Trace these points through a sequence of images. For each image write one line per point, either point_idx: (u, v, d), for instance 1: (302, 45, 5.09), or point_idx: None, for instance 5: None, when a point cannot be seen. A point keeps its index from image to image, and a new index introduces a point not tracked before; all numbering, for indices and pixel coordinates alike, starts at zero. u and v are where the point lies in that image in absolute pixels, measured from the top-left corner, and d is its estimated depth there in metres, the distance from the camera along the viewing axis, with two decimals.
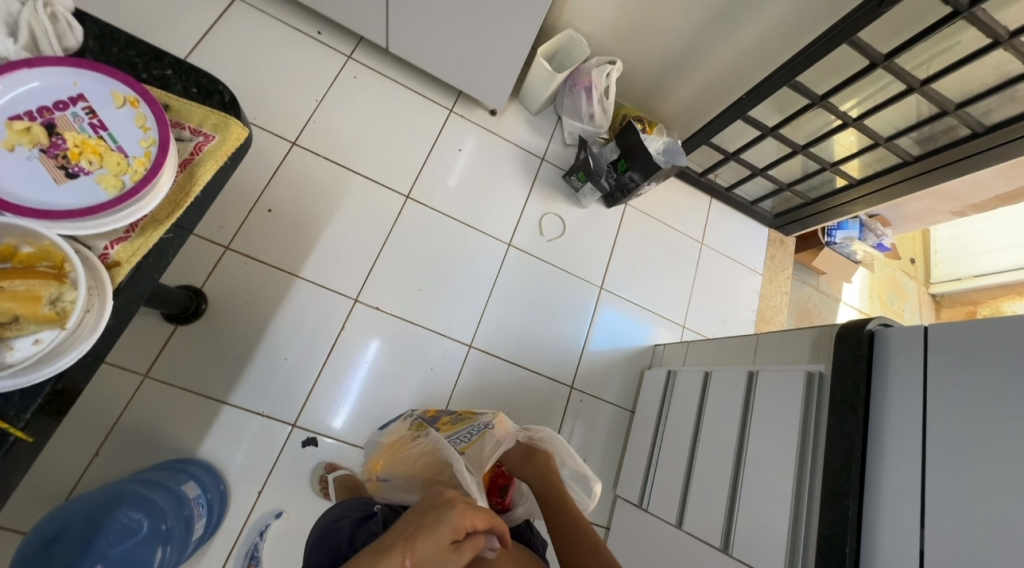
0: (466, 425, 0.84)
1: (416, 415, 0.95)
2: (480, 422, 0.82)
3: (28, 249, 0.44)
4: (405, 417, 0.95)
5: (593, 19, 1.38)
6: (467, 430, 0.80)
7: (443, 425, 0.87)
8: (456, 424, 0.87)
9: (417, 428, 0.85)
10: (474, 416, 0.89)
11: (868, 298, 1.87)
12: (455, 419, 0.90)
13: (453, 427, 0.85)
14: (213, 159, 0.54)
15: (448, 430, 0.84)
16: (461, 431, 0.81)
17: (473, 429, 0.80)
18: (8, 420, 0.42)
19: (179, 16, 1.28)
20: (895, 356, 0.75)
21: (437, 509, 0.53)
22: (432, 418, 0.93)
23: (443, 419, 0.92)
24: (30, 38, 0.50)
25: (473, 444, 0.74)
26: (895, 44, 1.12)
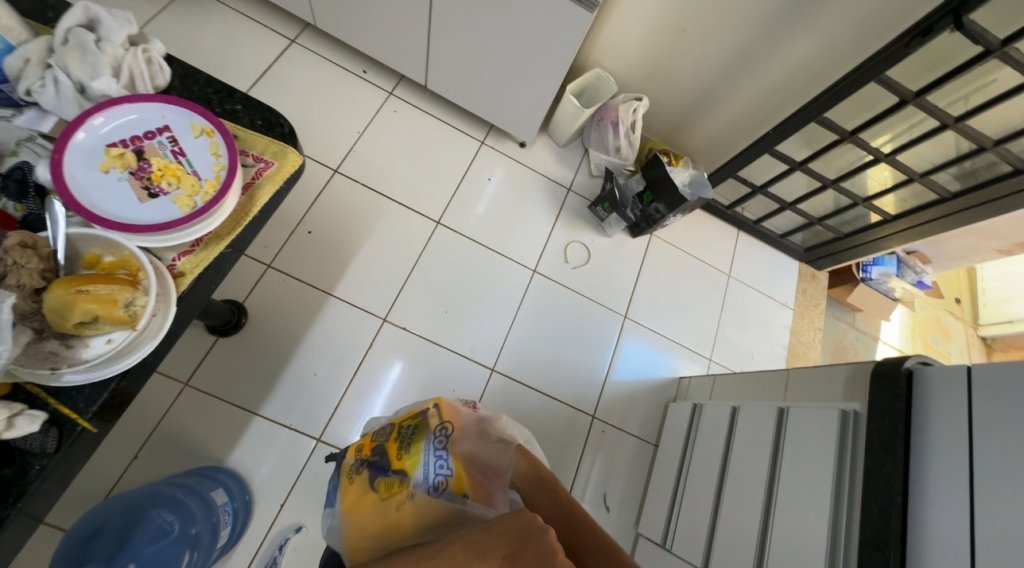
0: (426, 442, 0.65)
1: (353, 462, 0.69)
2: (439, 431, 0.65)
3: (110, 258, 0.50)
4: (346, 468, 0.70)
5: (621, 59, 1.45)
6: (433, 452, 0.64)
7: (399, 459, 0.65)
8: (414, 447, 0.65)
9: (390, 486, 0.63)
10: (420, 419, 0.68)
11: (909, 338, 1.79)
12: (402, 435, 0.68)
13: (417, 452, 0.64)
14: (271, 183, 0.60)
15: (414, 464, 0.64)
16: (427, 454, 0.64)
17: (443, 444, 0.64)
18: (78, 411, 0.48)
19: (242, 57, 1.42)
20: (935, 395, 0.72)
21: (535, 547, 0.45)
22: (380, 451, 0.68)
23: (392, 445, 0.67)
24: (128, 76, 0.58)
25: (462, 469, 0.62)
26: (926, 82, 1.13)
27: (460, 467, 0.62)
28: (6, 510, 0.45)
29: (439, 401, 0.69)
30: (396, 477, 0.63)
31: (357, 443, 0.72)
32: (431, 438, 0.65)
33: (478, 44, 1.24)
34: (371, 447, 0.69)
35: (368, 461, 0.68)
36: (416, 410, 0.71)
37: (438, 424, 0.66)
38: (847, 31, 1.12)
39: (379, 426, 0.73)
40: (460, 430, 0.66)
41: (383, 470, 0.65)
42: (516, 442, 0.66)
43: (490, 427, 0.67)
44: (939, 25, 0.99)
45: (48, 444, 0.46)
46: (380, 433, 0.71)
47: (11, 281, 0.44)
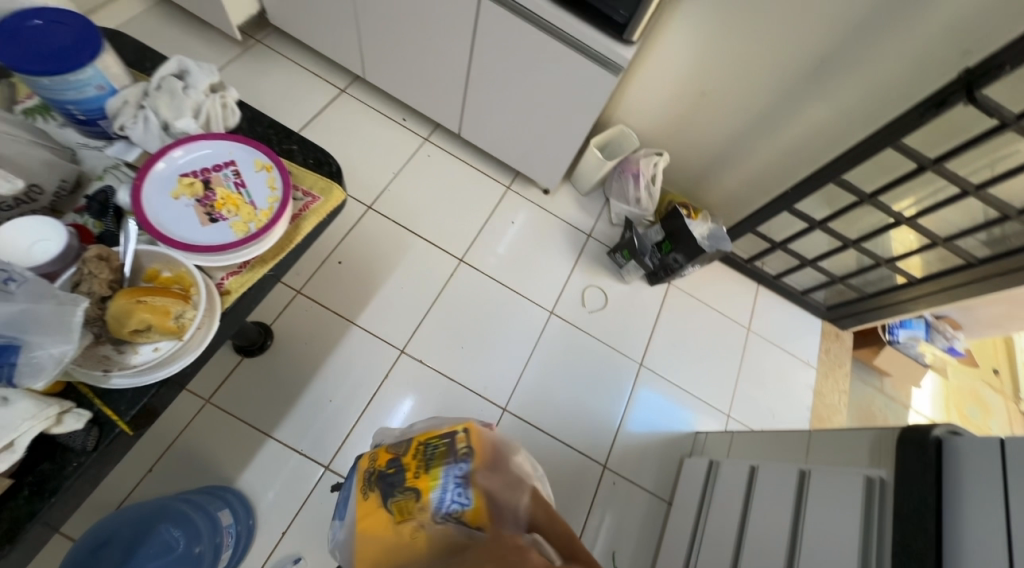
0: (446, 468, 0.64)
1: (367, 473, 0.68)
2: (460, 459, 0.64)
3: (168, 274, 0.55)
4: (359, 478, 0.68)
5: (643, 117, 1.54)
6: (454, 477, 0.63)
7: (417, 480, 0.63)
8: (433, 469, 0.64)
9: (405, 508, 0.62)
10: (442, 440, 0.66)
11: (943, 407, 1.70)
12: (421, 453, 0.66)
13: (437, 475, 0.63)
14: (316, 215, 0.66)
15: (431, 487, 0.63)
16: (445, 479, 0.63)
17: (464, 472, 0.63)
18: (119, 412, 0.51)
19: (296, 102, 1.57)
20: (966, 462, 0.69)
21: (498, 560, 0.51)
22: (397, 466, 0.66)
23: (410, 463, 0.65)
24: (206, 117, 0.66)
25: (479, 500, 0.62)
26: (944, 150, 1.16)
27: (478, 497, 0.62)
28: (40, 504, 0.47)
29: (465, 426, 0.68)
30: (411, 499, 0.63)
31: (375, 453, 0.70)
32: (450, 466, 0.64)
33: (511, 98, 1.35)
34: (388, 460, 0.67)
35: (382, 477, 0.66)
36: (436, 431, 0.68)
37: (461, 450, 0.65)
38: (863, 100, 1.18)
39: (398, 439, 0.71)
40: (483, 461, 0.65)
41: (397, 488, 0.64)
42: (531, 484, 0.66)
43: (509, 462, 0.66)
44: (953, 97, 1.04)
45: (89, 442, 0.49)
46: (397, 446, 0.69)
47: (84, 288, 0.50)
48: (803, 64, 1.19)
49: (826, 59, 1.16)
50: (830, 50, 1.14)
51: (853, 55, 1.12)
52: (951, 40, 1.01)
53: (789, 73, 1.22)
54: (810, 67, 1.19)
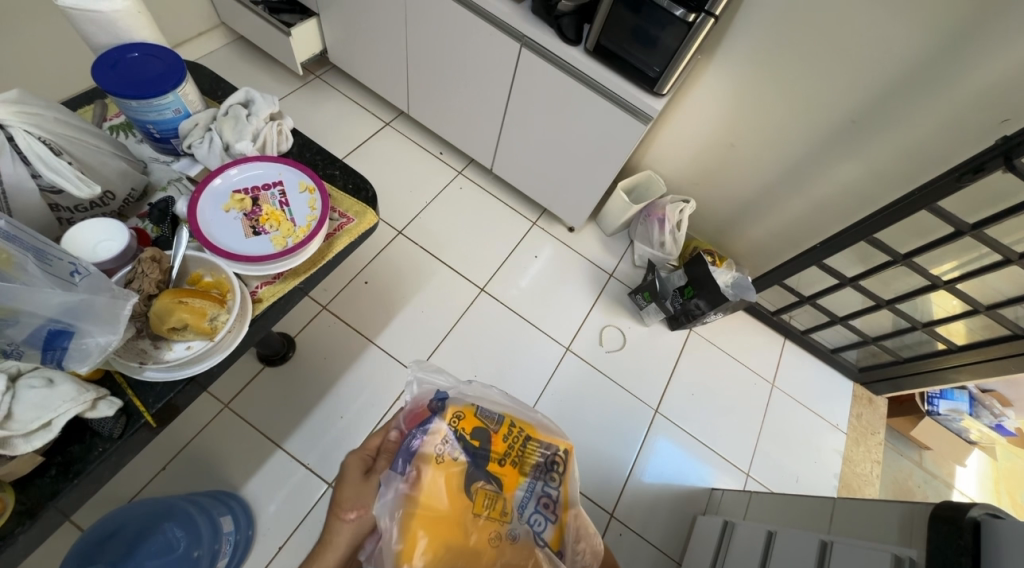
0: (535, 477, 0.62)
1: (448, 437, 0.60)
2: (552, 478, 0.63)
3: (209, 278, 0.60)
4: (437, 436, 0.60)
5: (671, 165, 1.57)
6: (540, 490, 0.62)
7: (505, 474, 0.60)
8: (522, 473, 0.62)
9: (486, 500, 0.58)
10: (538, 446, 0.64)
11: (991, 491, 1.56)
12: (515, 446, 0.62)
13: (526, 481, 0.61)
14: (348, 235, 0.70)
15: (517, 489, 0.61)
16: (532, 487, 0.61)
17: (552, 493, 0.62)
18: (146, 404, 0.55)
19: (345, 132, 1.69)
20: (1001, 548, 0.61)
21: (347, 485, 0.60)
22: (489, 448, 0.61)
23: (503, 451, 0.62)
24: (263, 141, 0.73)
25: (559, 526, 0.62)
26: (982, 216, 1.13)
27: (561, 523, 0.62)
28: (63, 484, 0.50)
29: (557, 439, 0.66)
30: (495, 491, 0.59)
31: (462, 411, 0.63)
32: (540, 480, 0.62)
33: (543, 139, 1.41)
34: (476, 430, 0.61)
35: (466, 449, 0.60)
36: (532, 430, 0.65)
37: (555, 468, 0.64)
38: (897, 161, 1.17)
39: (487, 409, 0.65)
40: (569, 487, 0.65)
41: (482, 471, 0.59)
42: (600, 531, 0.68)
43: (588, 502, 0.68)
44: (990, 164, 1.00)
45: (115, 430, 0.53)
46: (487, 421, 0.63)
47: (135, 286, 0.54)
48: (834, 124, 1.21)
49: (858, 120, 1.17)
50: (862, 112, 1.15)
51: (887, 118, 1.13)
52: (988, 109, 1.01)
53: (821, 132, 1.24)
54: (841, 127, 1.20)
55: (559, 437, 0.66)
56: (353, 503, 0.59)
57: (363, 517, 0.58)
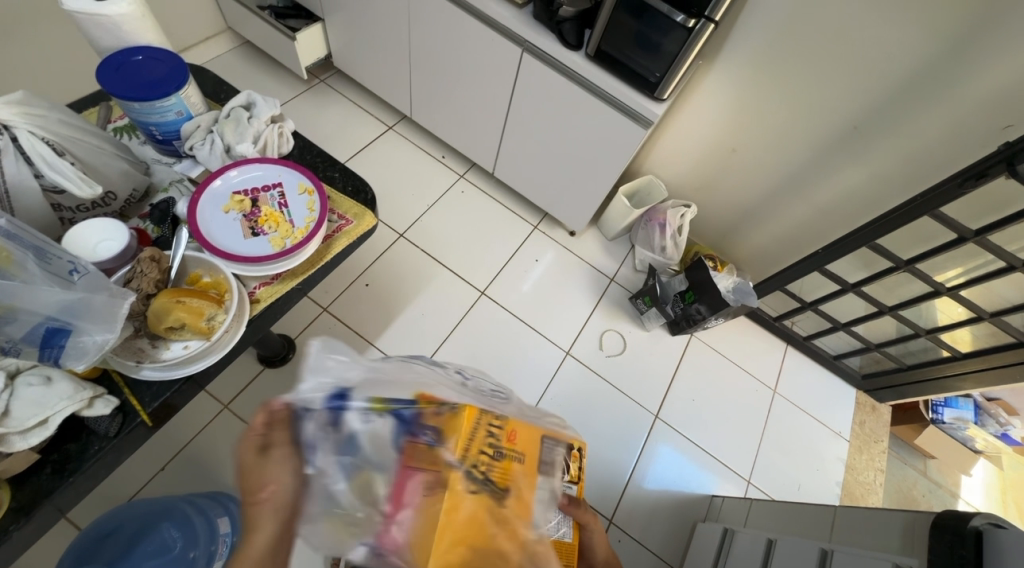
0: (479, 437, 0.49)
1: (393, 422, 0.47)
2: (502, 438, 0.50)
3: (207, 278, 0.61)
4: (383, 425, 0.47)
5: (673, 170, 1.57)
6: (488, 450, 0.49)
7: (443, 438, 0.47)
8: (460, 435, 0.48)
9: (422, 464, 0.47)
10: (477, 408, 0.50)
11: (997, 501, 1.54)
12: (519, 437, 0.51)
13: (502, 457, 0.49)
14: (347, 237, 0.70)
15: (458, 452, 0.47)
16: (480, 450, 0.48)
17: (506, 456, 0.49)
18: (142, 403, 0.55)
19: (348, 136, 1.70)
20: (1003, 558, 0.60)
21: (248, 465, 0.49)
22: (487, 442, 0.49)
23: (484, 437, 0.49)
24: (263, 143, 0.73)
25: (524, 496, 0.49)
26: (986, 222, 1.13)
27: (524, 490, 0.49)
28: (59, 482, 0.50)
29: (550, 425, 0.58)
30: (431, 457, 0.47)
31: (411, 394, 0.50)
32: (557, 475, 0.53)
33: (544, 142, 1.42)
34: (394, 397, 0.49)
35: (432, 438, 0.48)
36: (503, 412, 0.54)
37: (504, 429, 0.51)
38: (899, 167, 1.17)
39: (442, 388, 0.53)
40: (527, 446, 0.51)
41: (410, 438, 0.47)
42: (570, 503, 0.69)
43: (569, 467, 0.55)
44: (993, 170, 0.99)
45: (111, 427, 0.53)
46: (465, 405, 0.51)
47: (134, 285, 0.55)
48: (836, 129, 1.21)
49: (860, 126, 1.17)
50: (864, 117, 1.15)
51: (889, 124, 1.13)
52: (990, 115, 1.01)
53: (823, 137, 1.24)
54: (843, 133, 1.20)
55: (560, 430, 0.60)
56: (259, 481, 0.48)
57: (281, 489, 0.48)
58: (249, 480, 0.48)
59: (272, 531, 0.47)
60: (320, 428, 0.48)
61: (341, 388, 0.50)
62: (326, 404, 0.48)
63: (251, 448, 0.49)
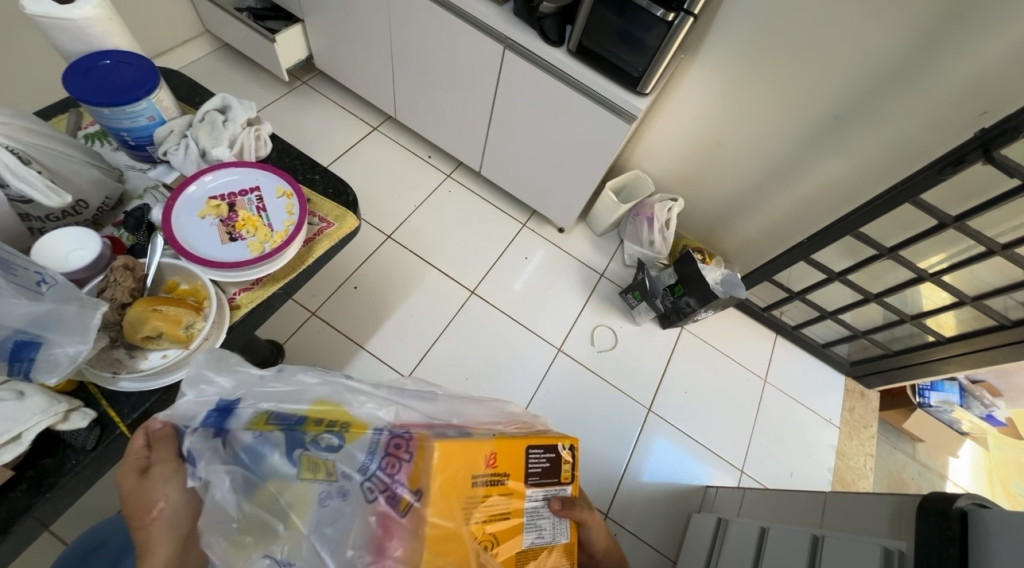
0: (369, 445, 0.49)
1: (287, 433, 0.49)
2: (402, 444, 0.50)
3: (185, 286, 0.60)
4: (275, 438, 0.49)
5: (659, 164, 1.58)
6: (385, 459, 0.49)
7: (335, 451, 0.49)
8: (349, 446, 0.49)
9: (315, 476, 0.48)
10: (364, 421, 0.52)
11: (984, 481, 1.56)
12: (505, 461, 0.53)
13: (413, 467, 0.49)
14: (328, 240, 0.70)
15: (351, 462, 0.49)
16: (378, 459, 0.49)
17: (407, 462, 0.49)
18: (121, 414, 0.54)
19: (332, 137, 1.68)
20: (990, 539, 0.60)
21: (132, 489, 0.48)
22: (475, 478, 0.51)
23: (405, 446, 0.49)
24: (240, 147, 0.72)
25: (436, 498, 0.49)
26: (965, 208, 1.14)
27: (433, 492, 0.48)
28: (35, 499, 0.49)
29: (531, 431, 0.58)
30: (324, 468, 0.48)
31: (314, 404, 0.53)
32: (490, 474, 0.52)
33: (529, 140, 1.41)
34: (279, 416, 0.51)
35: (331, 445, 0.49)
36: (444, 424, 0.55)
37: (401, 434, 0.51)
38: (880, 155, 1.18)
39: (349, 395, 0.54)
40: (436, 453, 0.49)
41: (300, 452, 0.48)
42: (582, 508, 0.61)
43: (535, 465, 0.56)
44: (970, 156, 1.02)
45: (89, 441, 0.52)
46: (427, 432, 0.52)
47: (107, 295, 0.54)
48: (817, 120, 1.22)
49: (840, 116, 1.18)
50: (845, 107, 1.16)
51: (869, 113, 1.14)
52: (966, 102, 1.02)
53: (804, 128, 1.25)
54: (824, 123, 1.21)
55: (552, 434, 0.58)
56: (146, 502, 0.47)
57: (174, 504, 0.47)
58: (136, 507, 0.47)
59: (168, 550, 0.46)
60: (203, 441, 0.49)
61: (227, 400, 0.51)
62: (208, 419, 0.50)
63: (130, 471, 0.48)
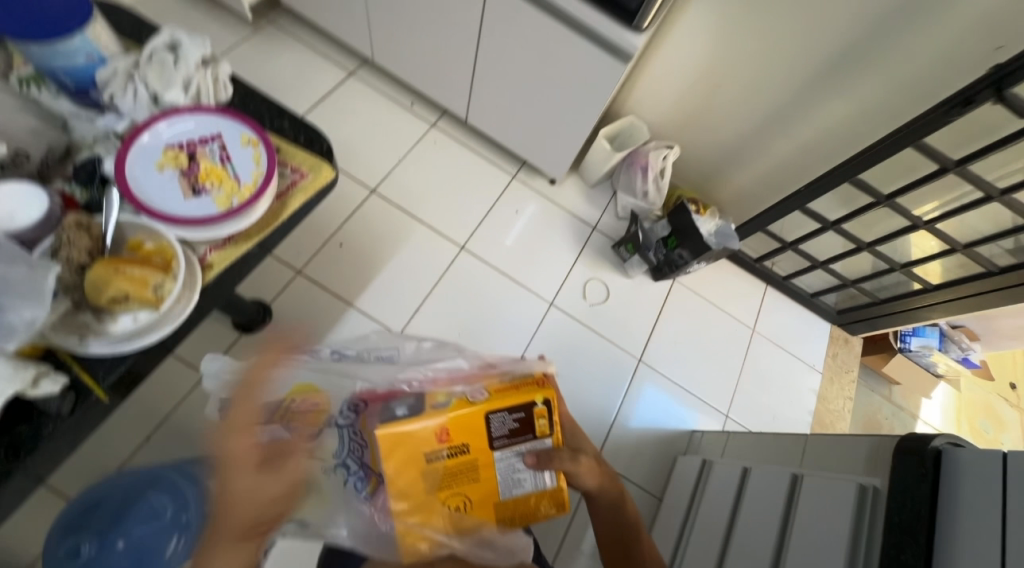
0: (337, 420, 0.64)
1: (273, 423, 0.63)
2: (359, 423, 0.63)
3: (150, 245, 0.56)
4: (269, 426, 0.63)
5: (655, 109, 1.49)
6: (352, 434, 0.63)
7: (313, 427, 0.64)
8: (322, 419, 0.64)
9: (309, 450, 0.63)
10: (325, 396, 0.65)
11: (954, 419, 1.65)
12: (459, 434, 0.60)
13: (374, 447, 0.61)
14: (303, 193, 0.65)
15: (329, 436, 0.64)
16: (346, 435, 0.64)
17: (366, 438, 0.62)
18: (96, 379, 0.52)
19: (306, 83, 1.56)
20: (965, 477, 0.62)
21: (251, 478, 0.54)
22: (427, 452, 0.60)
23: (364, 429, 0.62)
24: (195, 90, 0.65)
25: (399, 470, 0.60)
26: (968, 151, 1.11)
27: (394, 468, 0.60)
28: (13, 465, 0.48)
29: (496, 392, 0.61)
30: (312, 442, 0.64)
31: (292, 388, 0.65)
32: (447, 451, 0.60)
33: (517, 82, 1.32)
34: (265, 407, 0.64)
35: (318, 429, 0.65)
36: (401, 394, 0.63)
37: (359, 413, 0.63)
38: (886, 97, 1.12)
39: (317, 377, 0.66)
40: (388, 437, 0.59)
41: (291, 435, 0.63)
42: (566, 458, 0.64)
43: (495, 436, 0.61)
44: (979, 96, 1.00)
45: (64, 407, 0.50)
46: (380, 414, 0.61)
47: (63, 255, 0.51)
48: (824, 58, 1.14)
49: (848, 53, 1.11)
50: (854, 43, 1.09)
51: (878, 50, 1.07)
52: (984, 34, 0.95)
53: (808, 68, 1.18)
54: (830, 61, 1.14)
55: (517, 395, 0.61)
56: (267, 488, 0.55)
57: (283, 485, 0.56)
58: (264, 495, 0.54)
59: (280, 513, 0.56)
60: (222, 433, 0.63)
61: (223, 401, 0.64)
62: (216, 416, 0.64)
63: (243, 462, 0.54)
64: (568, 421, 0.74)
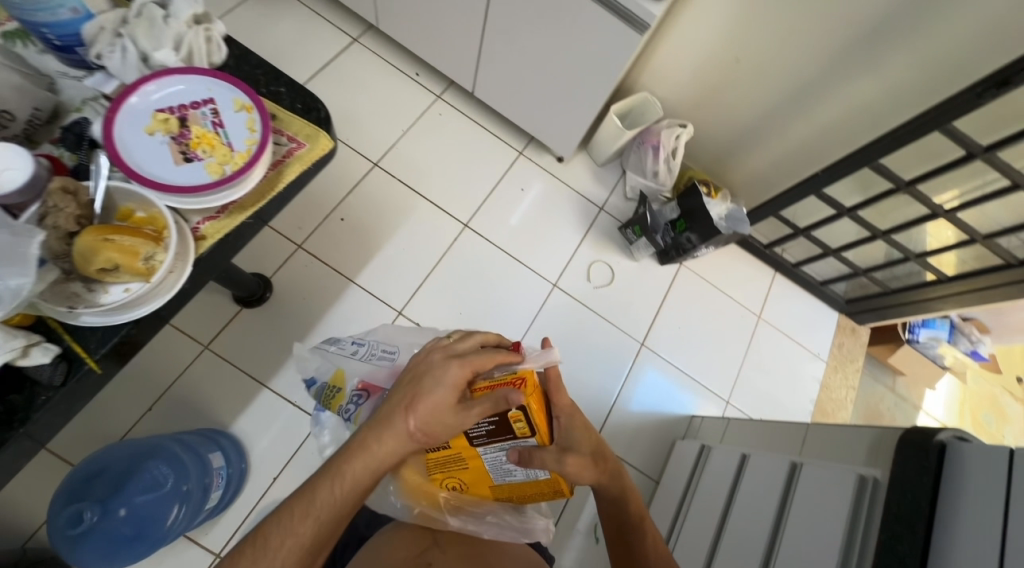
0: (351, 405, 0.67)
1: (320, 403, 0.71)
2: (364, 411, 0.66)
3: (141, 214, 0.54)
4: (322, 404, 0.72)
5: (670, 85, 1.43)
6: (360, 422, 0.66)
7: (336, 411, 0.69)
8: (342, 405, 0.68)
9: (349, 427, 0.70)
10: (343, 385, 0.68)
11: (957, 412, 1.63)
12: None
13: None
14: (300, 163, 0.62)
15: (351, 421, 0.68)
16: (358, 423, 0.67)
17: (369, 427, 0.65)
18: (88, 350, 0.51)
19: (308, 50, 1.51)
20: (967, 471, 0.60)
21: (431, 407, 0.55)
22: None
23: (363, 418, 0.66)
24: (187, 50, 0.62)
25: None
26: (998, 136, 1.05)
27: None
28: (7, 434, 0.48)
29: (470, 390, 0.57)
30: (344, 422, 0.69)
31: (331, 376, 0.70)
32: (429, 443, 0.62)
33: (526, 53, 1.26)
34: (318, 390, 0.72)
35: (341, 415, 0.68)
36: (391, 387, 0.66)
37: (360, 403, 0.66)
38: (914, 77, 1.06)
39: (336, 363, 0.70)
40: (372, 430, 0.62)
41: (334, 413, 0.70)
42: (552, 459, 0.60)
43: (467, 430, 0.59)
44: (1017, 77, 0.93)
45: (56, 377, 0.50)
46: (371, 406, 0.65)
47: (49, 222, 0.49)
48: (852, 32, 1.08)
49: (879, 27, 1.04)
50: (886, 17, 1.02)
51: (911, 25, 1.01)
52: None
53: (835, 43, 1.12)
54: (859, 36, 1.08)
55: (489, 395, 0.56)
56: (433, 428, 0.55)
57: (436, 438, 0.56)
58: (429, 429, 0.55)
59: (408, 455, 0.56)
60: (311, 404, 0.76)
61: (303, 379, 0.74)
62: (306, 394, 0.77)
63: (436, 388, 0.56)
64: (565, 409, 0.63)
